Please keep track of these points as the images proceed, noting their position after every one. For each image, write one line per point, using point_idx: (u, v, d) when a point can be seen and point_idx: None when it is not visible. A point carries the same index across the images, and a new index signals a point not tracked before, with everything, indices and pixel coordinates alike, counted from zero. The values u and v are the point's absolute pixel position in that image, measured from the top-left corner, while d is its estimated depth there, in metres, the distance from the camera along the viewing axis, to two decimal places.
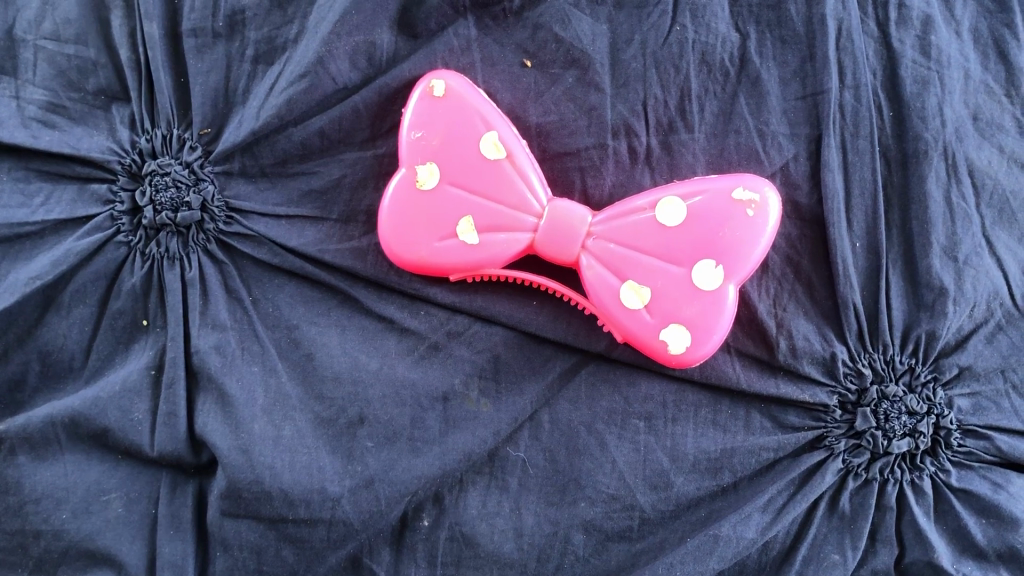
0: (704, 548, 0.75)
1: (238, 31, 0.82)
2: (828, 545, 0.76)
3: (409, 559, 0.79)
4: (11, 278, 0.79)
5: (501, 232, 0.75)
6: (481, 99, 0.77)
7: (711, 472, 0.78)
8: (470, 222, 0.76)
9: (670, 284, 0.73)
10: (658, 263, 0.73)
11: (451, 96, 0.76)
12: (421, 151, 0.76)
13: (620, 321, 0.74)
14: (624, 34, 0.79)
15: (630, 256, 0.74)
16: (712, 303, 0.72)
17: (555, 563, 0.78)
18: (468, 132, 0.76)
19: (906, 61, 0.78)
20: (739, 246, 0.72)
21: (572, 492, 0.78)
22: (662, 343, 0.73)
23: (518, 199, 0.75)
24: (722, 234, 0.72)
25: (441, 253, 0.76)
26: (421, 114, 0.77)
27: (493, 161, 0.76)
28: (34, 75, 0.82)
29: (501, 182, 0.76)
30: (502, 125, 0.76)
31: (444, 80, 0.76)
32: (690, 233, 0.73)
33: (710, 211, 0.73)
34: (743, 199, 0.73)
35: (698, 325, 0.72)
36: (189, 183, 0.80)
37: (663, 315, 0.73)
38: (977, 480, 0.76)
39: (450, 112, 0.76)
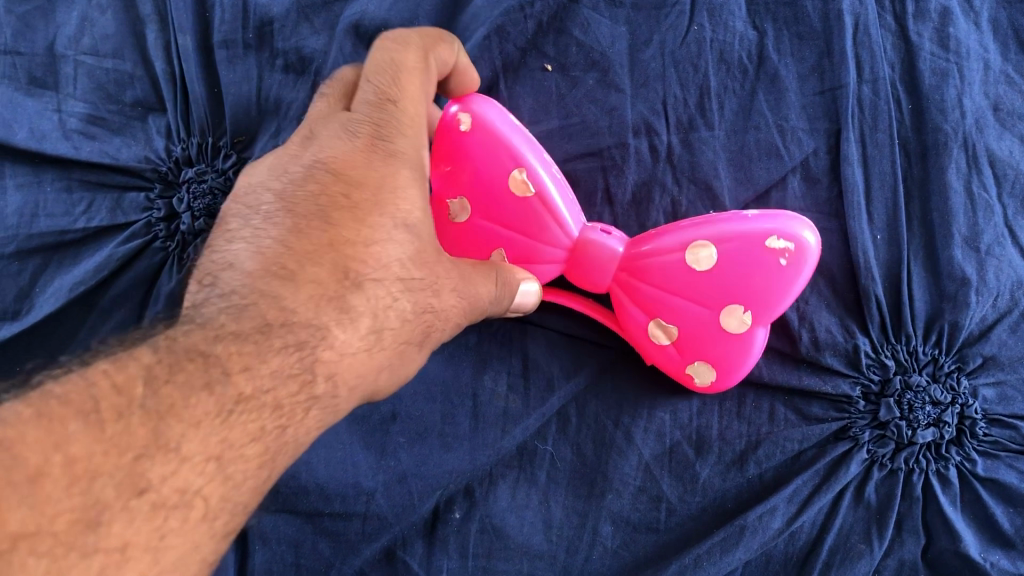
0: (730, 539, 0.75)
1: (267, 42, 0.85)
2: (855, 534, 0.76)
3: (441, 551, 0.79)
4: (57, 283, 0.84)
5: (531, 266, 0.76)
6: (510, 131, 0.72)
7: (737, 464, 0.78)
8: (502, 255, 0.77)
9: (697, 324, 0.74)
10: (686, 304, 0.74)
11: (478, 130, 0.73)
12: (453, 185, 0.76)
13: (650, 355, 0.76)
14: (643, 34, 0.81)
15: (660, 297, 0.74)
16: (738, 345, 0.73)
17: (584, 555, 0.78)
18: (497, 169, 0.73)
19: (924, 54, 0.79)
20: (768, 296, 0.70)
21: (600, 484, 0.79)
22: (689, 377, 0.76)
23: (546, 234, 0.75)
24: (752, 281, 0.70)
25: None
26: (451, 147, 0.74)
27: (522, 198, 0.74)
28: (75, 89, 0.87)
29: (531, 217, 0.75)
30: (531, 158, 0.73)
31: (471, 112, 0.72)
32: (719, 278, 0.71)
33: (740, 256, 0.70)
34: (776, 246, 0.68)
35: (725, 364, 0.74)
36: (224, 191, 0.84)
37: (691, 353, 0.75)
38: (1004, 470, 0.76)
39: (476, 146, 0.73)
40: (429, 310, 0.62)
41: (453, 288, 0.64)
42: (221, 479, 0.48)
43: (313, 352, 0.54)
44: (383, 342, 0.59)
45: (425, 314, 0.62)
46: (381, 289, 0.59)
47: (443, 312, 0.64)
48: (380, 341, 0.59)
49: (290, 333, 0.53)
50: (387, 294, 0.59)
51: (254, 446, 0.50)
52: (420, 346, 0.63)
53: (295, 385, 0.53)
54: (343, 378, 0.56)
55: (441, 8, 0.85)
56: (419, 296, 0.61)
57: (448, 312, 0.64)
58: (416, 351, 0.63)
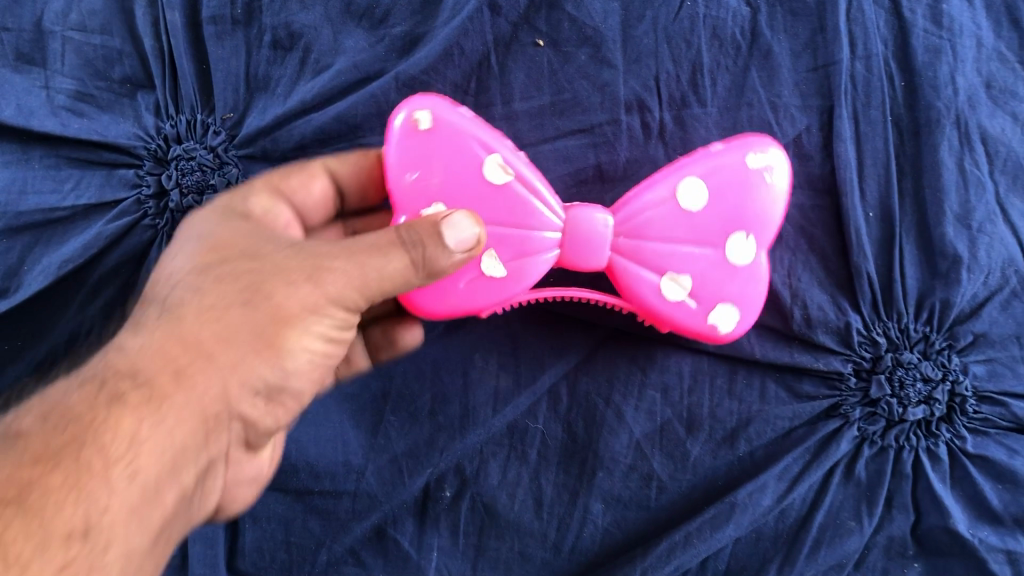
0: (720, 517, 0.75)
1: (255, 18, 0.84)
2: (845, 512, 0.76)
3: (432, 529, 0.79)
4: (44, 261, 0.83)
5: (527, 257, 0.70)
6: (469, 122, 0.70)
7: (728, 442, 0.78)
8: (493, 254, 0.70)
9: (704, 269, 0.71)
10: (690, 249, 0.71)
11: (439, 125, 0.69)
12: (423, 193, 0.69)
13: (668, 313, 0.72)
14: (636, 11, 0.81)
15: (664, 248, 0.71)
16: (753, 274, 0.71)
17: (575, 532, 0.78)
18: (468, 161, 0.69)
19: (918, 30, 0.78)
20: (764, 213, 0.70)
21: (591, 462, 0.79)
22: (714, 325, 0.72)
23: (532, 216, 0.70)
24: (746, 204, 0.70)
25: (471, 292, 0.70)
26: (411, 152, 0.69)
27: (500, 185, 0.70)
28: (62, 65, 0.86)
29: (512, 202, 0.70)
30: (499, 142, 0.70)
31: (426, 108, 0.69)
32: (713, 213, 0.70)
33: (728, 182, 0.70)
34: (758, 162, 0.70)
35: (743, 298, 0.71)
36: (214, 167, 0.84)
37: (710, 297, 0.71)
38: (993, 446, 0.76)
39: (440, 143, 0.69)
40: (247, 302, 0.59)
41: (279, 281, 0.60)
42: (20, 515, 0.46)
43: (103, 370, 0.54)
44: (193, 349, 0.57)
45: (243, 310, 0.59)
46: (194, 300, 0.59)
47: (276, 305, 0.59)
48: (189, 351, 0.57)
49: (90, 365, 0.56)
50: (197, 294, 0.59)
51: (53, 473, 0.48)
52: (265, 347, 0.60)
53: (82, 396, 0.52)
54: (151, 364, 0.55)
55: None
56: (236, 295, 0.59)
57: (283, 304, 0.60)
58: (255, 353, 0.59)
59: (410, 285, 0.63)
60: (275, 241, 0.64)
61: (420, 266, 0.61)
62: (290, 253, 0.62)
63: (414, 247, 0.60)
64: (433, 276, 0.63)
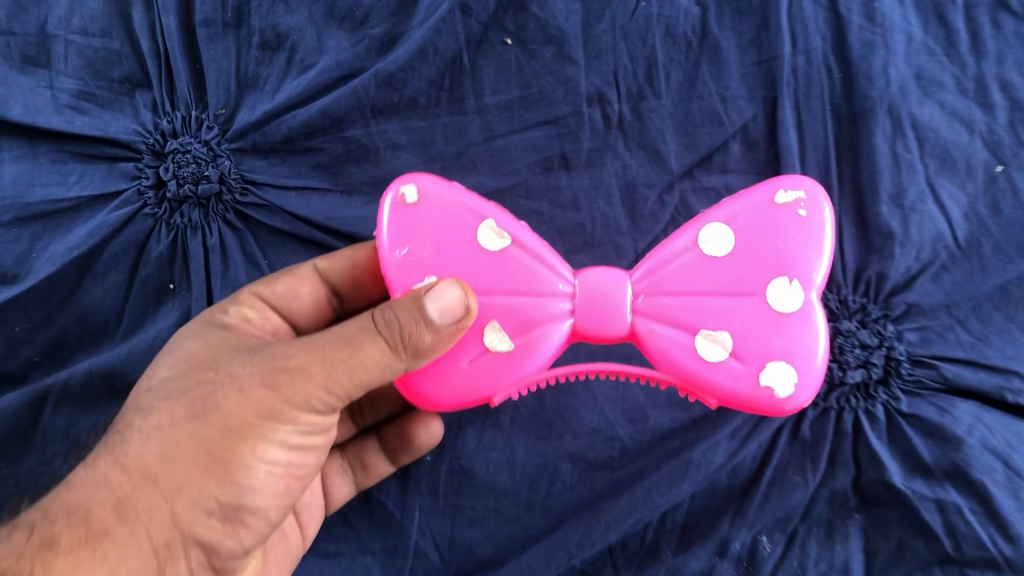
0: (676, 473, 0.83)
1: (245, 21, 0.91)
2: (791, 468, 0.83)
3: (414, 491, 0.87)
4: (52, 249, 0.90)
5: (535, 330, 0.64)
6: (461, 192, 0.66)
7: (683, 405, 0.87)
8: (497, 327, 0.64)
9: (744, 322, 0.62)
10: (722, 303, 0.63)
11: (427, 199, 0.66)
12: (416, 269, 0.65)
13: (708, 378, 0.62)
14: (596, 11, 0.88)
15: (695, 303, 0.63)
16: (805, 325, 0.62)
17: (544, 490, 0.86)
18: (463, 230, 0.65)
19: (853, 27, 0.85)
20: (804, 252, 0.62)
21: (559, 427, 0.87)
22: (767, 387, 0.61)
23: (538, 285, 0.64)
24: (783, 245, 0.63)
25: (476, 373, 0.63)
26: (401, 228, 0.65)
27: (497, 252, 0.65)
28: (65, 67, 0.92)
29: (513, 270, 0.65)
30: (494, 210, 0.66)
31: (413, 183, 0.65)
32: (746, 259, 0.63)
33: (760, 227, 0.63)
34: (787, 199, 0.64)
35: (796, 354, 0.61)
36: (208, 159, 0.90)
37: (756, 356, 0.62)
38: (925, 406, 0.83)
39: (430, 217, 0.65)
40: (196, 419, 0.63)
41: (230, 395, 0.63)
42: None
43: (50, 508, 0.61)
44: (139, 475, 0.61)
45: (191, 427, 0.62)
46: (152, 419, 0.64)
47: (226, 415, 0.62)
48: (138, 471, 0.61)
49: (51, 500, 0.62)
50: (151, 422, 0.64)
51: None
52: (219, 463, 0.62)
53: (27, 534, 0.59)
54: (95, 497, 0.61)
55: None
56: (188, 410, 0.63)
57: (234, 418, 0.62)
58: (202, 474, 0.62)
59: (393, 370, 0.62)
60: (247, 349, 0.68)
61: (403, 346, 0.60)
62: (258, 360, 0.64)
63: (389, 327, 0.60)
64: (421, 355, 0.61)
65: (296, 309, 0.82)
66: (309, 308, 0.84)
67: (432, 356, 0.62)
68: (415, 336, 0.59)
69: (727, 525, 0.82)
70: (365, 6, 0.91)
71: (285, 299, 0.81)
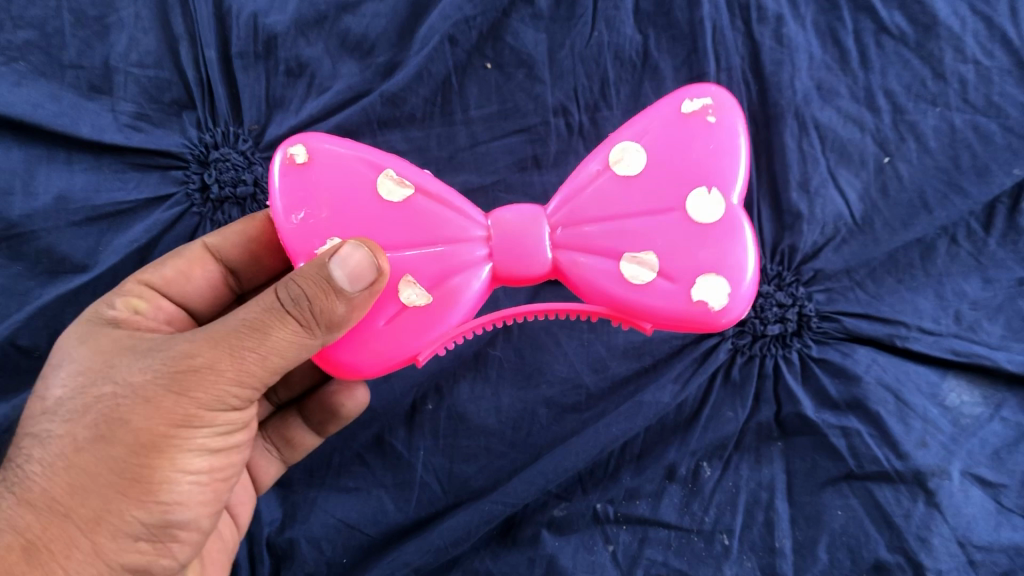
0: (632, 409, 1.03)
1: (272, 53, 1.10)
2: (724, 406, 1.04)
3: (418, 433, 1.07)
4: (116, 242, 1.11)
5: (449, 275, 0.76)
6: (346, 149, 0.78)
7: (636, 356, 1.07)
8: (411, 278, 0.76)
9: (668, 235, 0.75)
10: (646, 222, 0.76)
11: (315, 157, 0.78)
12: (316, 227, 0.76)
13: (642, 296, 0.75)
14: (559, 40, 1.07)
15: (619, 228, 0.76)
16: (721, 231, 0.75)
17: (526, 429, 1.05)
18: (355, 183, 0.78)
19: (765, 49, 1.05)
20: (714, 158, 0.76)
21: (537, 377, 1.06)
22: (697, 297, 0.74)
23: (444, 234, 0.77)
24: (694, 155, 0.77)
25: (400, 323, 0.76)
26: (297, 188, 0.77)
27: (390, 200, 0.78)
28: (125, 93, 1.12)
29: (411, 216, 0.78)
30: (383, 163, 0.79)
31: (301, 145, 0.78)
32: (662, 176, 0.77)
33: (675, 134, 0.77)
34: (696, 108, 0.78)
35: (718, 261, 0.74)
36: (244, 166, 1.11)
37: (682, 270, 0.75)
38: (832, 352, 1.04)
39: (322, 173, 0.78)
40: (103, 443, 0.72)
41: (137, 407, 0.73)
42: None
43: None
44: (56, 509, 0.72)
45: (100, 450, 0.72)
46: (63, 441, 0.73)
47: (135, 429, 0.72)
48: (54, 507, 0.72)
49: None
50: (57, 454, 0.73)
51: None
52: (137, 479, 0.73)
53: None
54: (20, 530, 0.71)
55: (405, 23, 1.11)
56: (97, 429, 0.73)
57: (144, 431, 0.73)
58: (122, 497, 0.73)
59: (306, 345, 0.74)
60: (143, 350, 0.77)
61: (314, 320, 0.72)
62: (161, 364, 0.74)
63: (297, 307, 0.71)
64: (334, 326, 0.73)
65: (190, 288, 0.98)
66: (209, 283, 1.00)
67: (345, 327, 0.74)
68: (327, 306, 0.70)
69: (672, 453, 1.04)
70: (370, 38, 1.10)
71: (178, 280, 0.97)
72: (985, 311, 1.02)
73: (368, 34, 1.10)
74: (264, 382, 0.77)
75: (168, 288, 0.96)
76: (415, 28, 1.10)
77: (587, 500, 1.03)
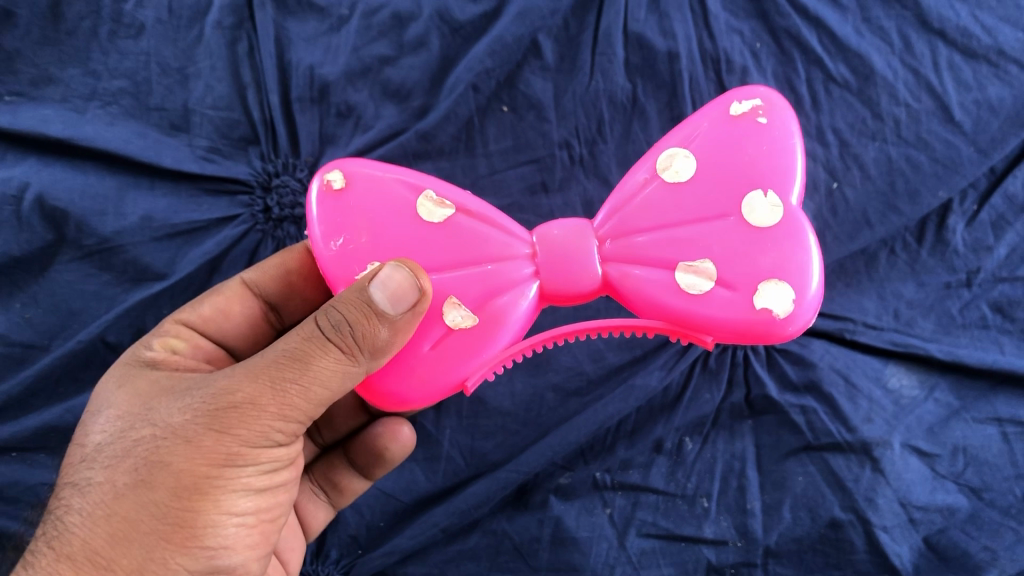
0: (625, 392, 1.23)
1: (325, 98, 1.33)
2: (703, 390, 1.24)
3: (445, 414, 1.26)
4: (191, 254, 1.32)
5: (494, 296, 0.86)
6: (380, 173, 0.90)
7: (629, 348, 1.26)
8: (455, 299, 0.86)
9: (725, 241, 0.84)
10: (702, 230, 0.85)
11: (350, 182, 0.89)
12: (356, 249, 0.87)
13: (704, 306, 0.82)
14: (562, 87, 1.30)
15: (674, 238, 0.85)
16: (778, 234, 0.83)
17: (537, 410, 1.25)
18: (392, 205, 0.89)
19: None
20: (764, 159, 0.86)
21: (545, 366, 1.27)
22: (761, 301, 0.81)
23: (483, 255, 0.88)
24: (745, 157, 0.86)
25: (449, 344, 0.85)
26: (335, 212, 0.88)
27: (428, 220, 0.89)
28: (201, 131, 1.34)
29: (449, 236, 0.88)
30: (417, 186, 0.90)
31: (337, 174, 0.89)
32: (716, 181, 0.86)
33: (726, 138, 0.87)
34: (744, 111, 0.88)
35: (778, 264, 0.82)
36: (302, 190, 1.33)
37: (743, 277, 0.82)
38: (793, 343, 1.23)
39: (356, 197, 0.89)
40: (147, 486, 0.82)
41: (182, 448, 0.82)
42: None
43: None
44: (100, 557, 0.80)
45: (144, 493, 0.81)
46: (107, 488, 0.83)
47: (178, 470, 0.82)
48: (94, 557, 0.80)
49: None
50: (100, 502, 0.82)
51: None
52: (181, 519, 0.82)
53: None
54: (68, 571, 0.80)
55: (435, 74, 1.33)
56: (141, 474, 0.82)
57: (189, 471, 0.82)
58: (166, 541, 0.81)
59: (346, 373, 0.84)
60: (181, 393, 0.88)
61: (358, 346, 0.82)
62: (202, 405, 0.84)
63: (341, 336, 0.82)
64: (377, 352, 0.83)
65: (230, 323, 1.16)
66: (245, 316, 1.18)
67: (388, 353, 0.84)
68: (370, 330, 0.81)
69: (660, 429, 1.23)
70: (407, 86, 1.33)
71: (217, 318, 1.15)
72: (919, 310, 1.23)
73: (405, 83, 1.33)
74: (302, 419, 0.88)
75: (208, 326, 1.14)
76: (444, 77, 1.33)
77: (589, 470, 1.23)
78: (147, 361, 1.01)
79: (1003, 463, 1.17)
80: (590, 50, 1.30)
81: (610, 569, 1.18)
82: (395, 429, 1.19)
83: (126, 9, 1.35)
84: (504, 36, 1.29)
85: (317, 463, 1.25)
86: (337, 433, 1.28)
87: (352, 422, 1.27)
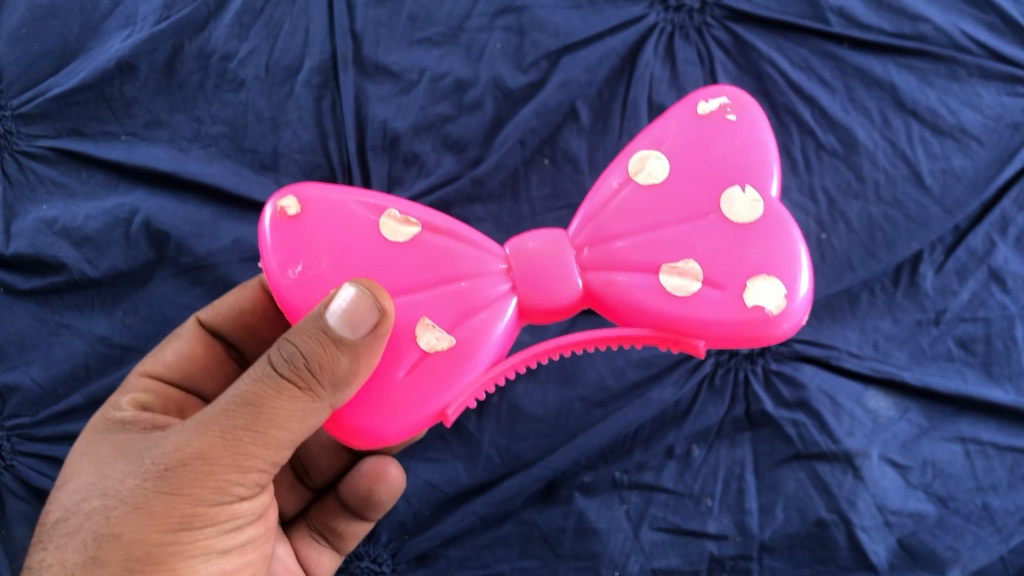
0: (641, 404, 1.43)
1: (394, 147, 1.57)
2: (709, 404, 1.43)
3: (486, 417, 1.46)
4: None
5: (461, 322, 0.96)
6: (332, 199, 1.00)
7: (646, 366, 1.46)
8: (428, 321, 0.96)
9: (708, 240, 0.97)
10: (688, 230, 0.98)
11: (305, 208, 0.99)
12: (318, 274, 0.97)
13: (693, 308, 0.94)
14: (595, 145, 1.55)
15: (656, 244, 0.98)
16: (757, 230, 0.96)
17: (566, 417, 1.45)
18: (351, 229, 0.99)
19: None
20: (734, 157, 1.01)
21: (573, 380, 1.47)
22: (749, 296, 0.93)
23: (446, 279, 0.98)
24: (718, 157, 1.01)
25: (427, 365, 0.94)
26: (295, 238, 0.98)
27: (392, 240, 0.99)
28: (286, 171, 1.57)
29: (415, 257, 0.99)
30: (375, 209, 1.00)
31: (290, 201, 0.99)
32: (693, 181, 1.00)
33: (700, 137, 1.02)
34: (713, 112, 1.03)
35: (762, 260, 0.95)
36: None
37: (729, 277, 0.95)
38: (787, 367, 1.43)
39: (313, 223, 0.99)
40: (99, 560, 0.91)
41: (135, 517, 0.92)
42: None
43: None
44: None
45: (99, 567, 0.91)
46: (63, 567, 0.93)
47: (129, 541, 0.91)
48: None
49: None
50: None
51: None
52: None
53: None
54: None
55: (488, 130, 1.57)
56: (94, 551, 0.92)
57: (142, 542, 0.92)
58: None
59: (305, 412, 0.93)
60: (133, 458, 0.98)
61: (319, 380, 0.90)
62: (151, 471, 0.94)
63: (296, 376, 0.91)
64: (339, 386, 0.90)
65: (190, 363, 1.33)
66: (204, 360, 1.34)
67: (352, 386, 0.91)
68: (331, 361, 0.89)
69: (671, 436, 1.43)
70: (464, 139, 1.57)
71: (181, 363, 1.32)
72: (894, 343, 1.44)
73: (462, 137, 1.57)
74: (254, 474, 0.97)
75: (169, 369, 1.31)
76: (495, 133, 1.57)
77: (609, 470, 1.42)
78: (114, 419, 1.12)
79: (966, 475, 1.37)
80: (619, 116, 1.55)
81: (625, 557, 1.37)
82: (383, 470, 1.34)
83: (230, 67, 1.61)
84: (548, 101, 1.55)
85: (314, 507, 1.42)
86: (326, 478, 1.45)
87: (337, 465, 1.44)
